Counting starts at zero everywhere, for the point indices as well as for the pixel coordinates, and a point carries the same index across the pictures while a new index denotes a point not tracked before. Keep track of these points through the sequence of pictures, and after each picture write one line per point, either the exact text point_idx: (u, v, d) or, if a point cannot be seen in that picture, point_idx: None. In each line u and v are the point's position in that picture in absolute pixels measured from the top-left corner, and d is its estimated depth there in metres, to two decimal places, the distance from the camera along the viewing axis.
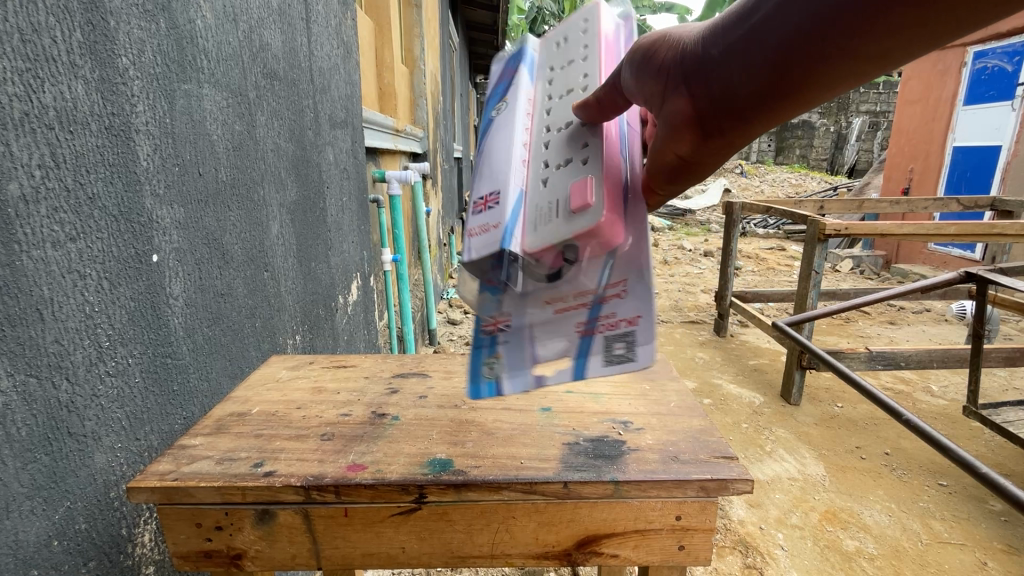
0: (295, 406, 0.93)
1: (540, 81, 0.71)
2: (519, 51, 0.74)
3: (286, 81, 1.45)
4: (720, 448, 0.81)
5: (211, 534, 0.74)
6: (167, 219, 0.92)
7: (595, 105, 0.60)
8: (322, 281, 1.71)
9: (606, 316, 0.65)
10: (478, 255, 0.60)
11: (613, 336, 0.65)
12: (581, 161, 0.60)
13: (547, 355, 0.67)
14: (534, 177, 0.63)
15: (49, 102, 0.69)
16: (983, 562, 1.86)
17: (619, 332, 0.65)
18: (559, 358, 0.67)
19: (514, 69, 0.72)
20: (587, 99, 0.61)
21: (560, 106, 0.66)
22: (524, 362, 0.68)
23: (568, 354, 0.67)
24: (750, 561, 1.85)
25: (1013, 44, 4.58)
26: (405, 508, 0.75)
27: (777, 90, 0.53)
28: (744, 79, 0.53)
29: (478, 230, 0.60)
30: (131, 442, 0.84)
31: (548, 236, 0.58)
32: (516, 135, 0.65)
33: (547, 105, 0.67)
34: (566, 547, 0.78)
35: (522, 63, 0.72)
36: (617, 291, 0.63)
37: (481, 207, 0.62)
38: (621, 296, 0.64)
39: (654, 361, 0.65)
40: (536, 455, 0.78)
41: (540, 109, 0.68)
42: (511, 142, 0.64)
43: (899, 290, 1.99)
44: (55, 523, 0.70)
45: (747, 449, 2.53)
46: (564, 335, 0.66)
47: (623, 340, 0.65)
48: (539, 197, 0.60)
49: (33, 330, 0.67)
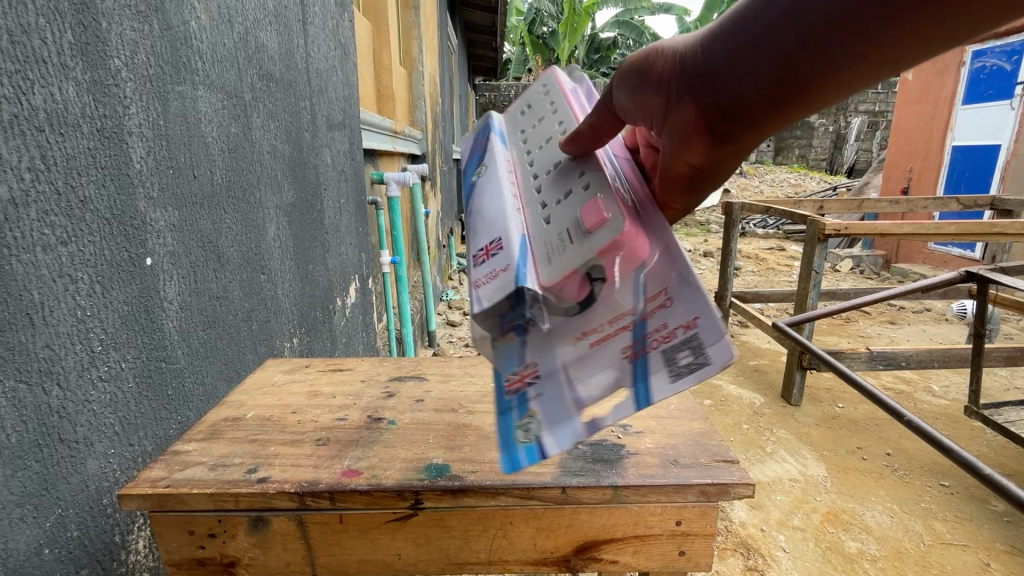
0: (290, 411, 0.92)
1: (514, 141, 0.73)
2: (488, 125, 0.77)
3: (282, 83, 1.44)
4: (721, 452, 0.80)
5: (204, 541, 0.73)
6: (161, 222, 0.91)
7: (579, 139, 0.62)
8: (320, 283, 1.70)
9: (657, 329, 0.56)
10: (491, 301, 0.55)
11: (672, 348, 0.55)
12: (583, 189, 0.59)
13: (595, 392, 0.58)
14: (534, 220, 0.61)
15: (39, 104, 0.68)
16: (986, 563, 1.85)
17: (677, 341, 0.55)
18: (613, 390, 0.58)
19: (485, 138, 0.75)
20: (570, 136, 0.63)
21: (540, 154, 0.68)
22: (566, 407, 0.59)
23: (626, 382, 0.57)
24: (751, 563, 1.84)
25: (1011, 44, 4.58)
26: (401, 514, 0.74)
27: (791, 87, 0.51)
28: (749, 78, 0.52)
29: (487, 278, 0.57)
30: (125, 448, 0.83)
31: (564, 263, 0.55)
32: (503, 187, 0.65)
33: (528, 157, 0.69)
34: (564, 553, 0.77)
35: (492, 131, 0.75)
36: (661, 301, 0.57)
37: (485, 256, 0.60)
38: (668, 304, 0.56)
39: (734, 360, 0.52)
40: (534, 460, 0.77)
41: (521, 162, 0.70)
42: (500, 193, 0.64)
43: (900, 290, 1.97)
44: (46, 531, 0.69)
45: (748, 451, 2.52)
46: (613, 365, 0.58)
47: (687, 348, 0.54)
48: (546, 233, 0.58)
49: (23, 335, 0.66)
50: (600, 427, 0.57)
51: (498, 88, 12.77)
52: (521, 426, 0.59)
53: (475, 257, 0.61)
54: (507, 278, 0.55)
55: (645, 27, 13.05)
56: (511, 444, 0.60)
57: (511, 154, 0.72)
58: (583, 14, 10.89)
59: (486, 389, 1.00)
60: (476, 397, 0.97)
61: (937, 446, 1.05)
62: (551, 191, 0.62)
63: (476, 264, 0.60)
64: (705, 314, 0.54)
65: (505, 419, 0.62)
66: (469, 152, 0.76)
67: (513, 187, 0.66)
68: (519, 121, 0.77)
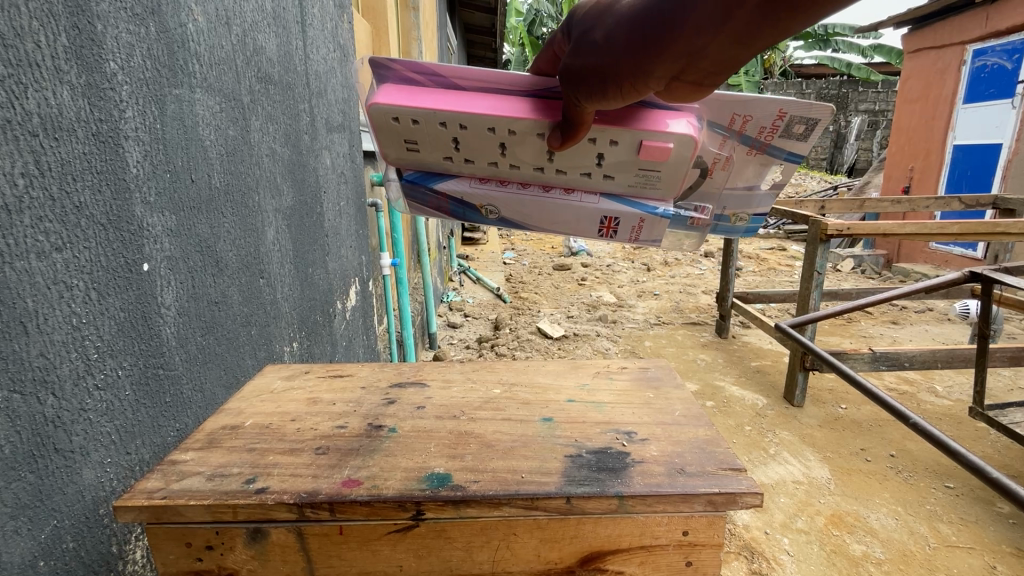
0: (289, 418, 0.91)
1: (464, 167, 0.79)
2: (419, 182, 0.81)
3: (281, 85, 1.43)
4: (728, 459, 0.79)
5: (202, 554, 0.72)
6: (158, 227, 0.90)
7: (564, 141, 0.71)
8: (320, 286, 1.69)
9: (759, 132, 0.82)
10: (659, 235, 0.83)
11: (784, 129, 0.82)
12: (611, 144, 0.74)
13: (755, 179, 0.88)
14: (602, 184, 0.80)
15: (33, 108, 0.66)
16: (992, 566, 1.83)
17: (782, 126, 0.81)
18: (766, 170, 0.87)
19: (437, 191, 0.82)
20: (553, 141, 0.72)
21: (513, 155, 0.76)
22: (752, 195, 0.90)
23: (770, 163, 0.86)
24: (755, 566, 1.83)
25: (1013, 42, 4.56)
26: (403, 525, 0.72)
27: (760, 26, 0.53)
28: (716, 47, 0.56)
29: (636, 232, 0.83)
30: (122, 457, 0.81)
31: (671, 182, 0.78)
32: (535, 195, 0.80)
33: (505, 164, 0.78)
34: (569, 564, 0.75)
35: (436, 183, 0.81)
36: (742, 120, 0.81)
37: (612, 228, 0.82)
38: (748, 118, 0.81)
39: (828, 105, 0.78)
40: (538, 469, 0.76)
41: (501, 171, 0.79)
42: (543, 200, 0.80)
43: (904, 290, 1.95)
44: (41, 543, 0.67)
45: (751, 452, 2.51)
46: (751, 164, 0.86)
47: (794, 122, 0.81)
48: (622, 180, 0.79)
49: (17, 344, 0.65)
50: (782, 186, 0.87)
51: None
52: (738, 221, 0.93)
53: (606, 233, 0.83)
54: (654, 224, 0.81)
55: None
56: (742, 229, 0.95)
57: (476, 175, 0.80)
58: None
59: (487, 396, 0.98)
60: (477, 404, 0.95)
61: (936, 444, 1.05)
62: (573, 164, 0.77)
63: (612, 235, 0.84)
64: (785, 103, 0.79)
65: (721, 229, 0.95)
66: (440, 207, 0.84)
67: (538, 187, 0.80)
68: (429, 155, 0.78)
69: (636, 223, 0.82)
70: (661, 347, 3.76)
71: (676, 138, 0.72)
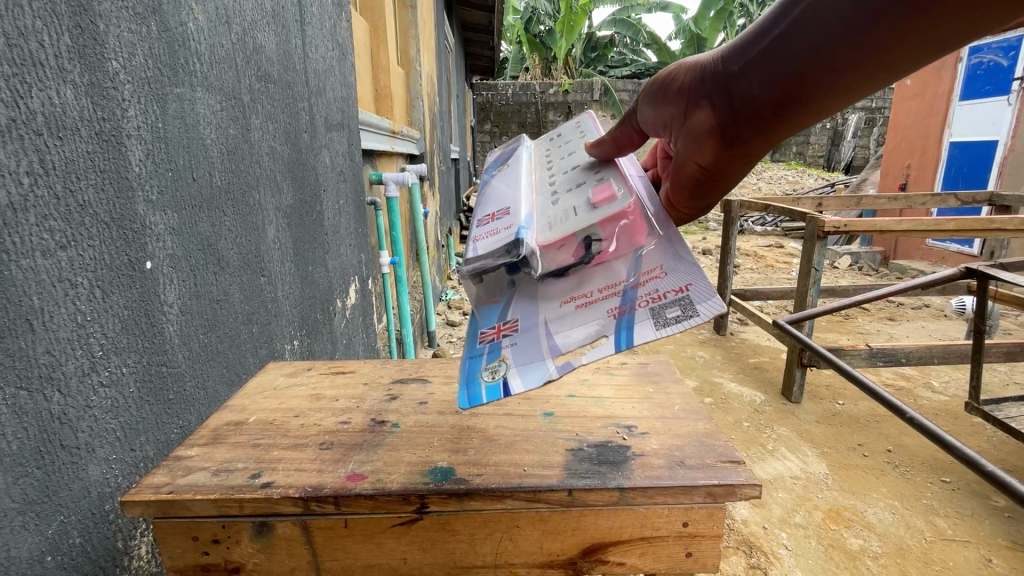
0: (292, 414, 0.92)
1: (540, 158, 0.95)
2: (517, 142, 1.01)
3: (280, 84, 1.43)
4: (727, 452, 0.80)
5: (208, 548, 0.73)
6: (161, 226, 0.91)
7: (600, 144, 0.82)
8: (320, 284, 1.69)
9: (648, 292, 0.68)
10: (486, 250, 0.71)
11: (661, 306, 0.67)
12: (593, 181, 0.78)
13: (574, 338, 0.68)
14: (543, 201, 0.79)
15: (37, 107, 0.67)
16: (988, 559, 1.85)
17: (667, 299, 0.67)
18: (592, 338, 0.67)
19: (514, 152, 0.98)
20: (595, 142, 0.83)
21: (563, 162, 0.89)
22: (545, 349, 0.69)
23: (606, 333, 0.67)
24: (754, 561, 1.84)
25: (1008, 40, 4.60)
26: (407, 518, 0.73)
27: (786, 100, 0.66)
28: (762, 89, 0.67)
29: (489, 236, 0.73)
30: (126, 453, 0.82)
31: (561, 227, 0.70)
32: (528, 180, 0.87)
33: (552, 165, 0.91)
34: (571, 556, 0.76)
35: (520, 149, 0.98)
36: (654, 271, 0.69)
37: (489, 223, 0.77)
38: (660, 274, 0.69)
39: (718, 313, 0.63)
40: (540, 462, 0.77)
41: (543, 167, 0.91)
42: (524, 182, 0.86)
43: (901, 286, 1.94)
44: (48, 538, 0.68)
45: (749, 448, 2.52)
46: (598, 321, 0.68)
47: (677, 305, 0.67)
48: (551, 209, 0.76)
49: (22, 341, 0.65)
50: (573, 366, 0.66)
51: (495, 86, 12.75)
52: (491, 365, 0.71)
53: (483, 224, 0.78)
54: (505, 234, 0.71)
55: (641, 25, 13.04)
56: (477, 380, 0.71)
57: (536, 164, 0.94)
58: (580, 12, 10.85)
59: None
60: None
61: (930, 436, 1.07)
62: (564, 184, 0.82)
63: (480, 229, 0.77)
64: (697, 280, 0.67)
65: (475, 362, 0.73)
66: (497, 161, 1.00)
67: (530, 182, 0.86)
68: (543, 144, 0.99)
69: (502, 225, 0.74)
70: (660, 344, 3.77)
71: (623, 197, 0.71)
